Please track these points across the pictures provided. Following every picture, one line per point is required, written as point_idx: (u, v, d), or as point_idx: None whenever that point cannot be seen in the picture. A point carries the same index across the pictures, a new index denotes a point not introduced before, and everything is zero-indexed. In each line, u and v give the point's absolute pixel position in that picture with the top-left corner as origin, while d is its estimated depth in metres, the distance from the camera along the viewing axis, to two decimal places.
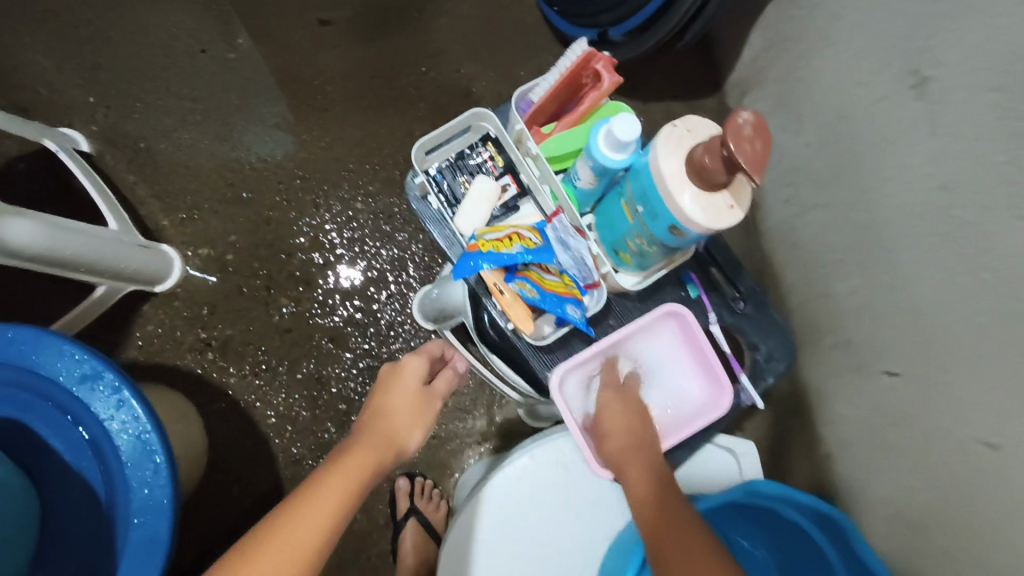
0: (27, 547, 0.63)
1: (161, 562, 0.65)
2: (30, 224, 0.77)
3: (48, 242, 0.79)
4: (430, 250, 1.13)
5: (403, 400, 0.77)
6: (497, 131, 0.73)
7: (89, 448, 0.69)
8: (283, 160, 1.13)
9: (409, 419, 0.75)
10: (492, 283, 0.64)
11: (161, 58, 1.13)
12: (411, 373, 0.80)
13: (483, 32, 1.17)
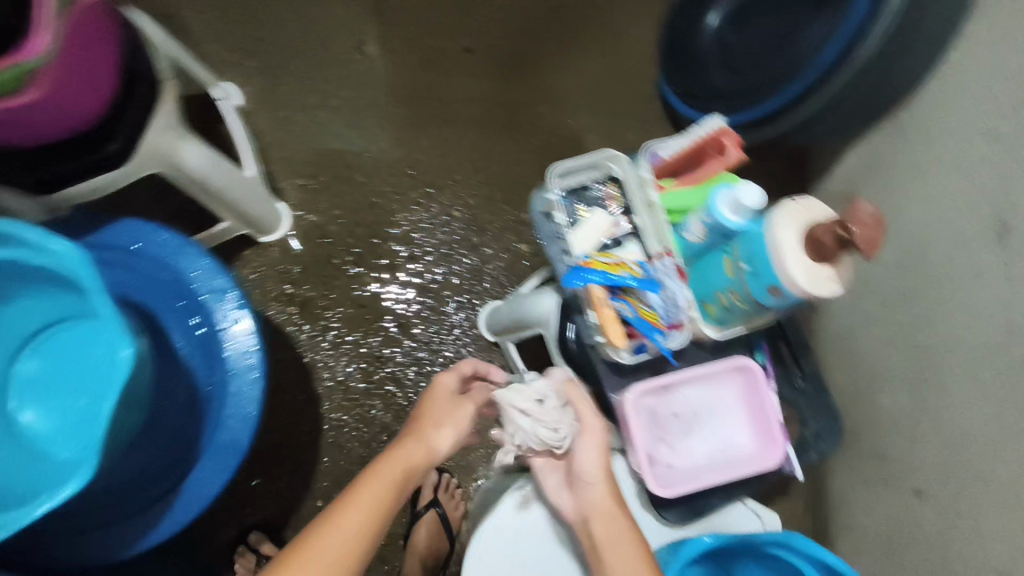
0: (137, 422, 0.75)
1: (237, 461, 0.76)
2: (194, 146, 0.85)
3: (202, 168, 0.86)
4: (508, 271, 1.22)
5: (444, 411, 0.77)
6: (624, 173, 0.77)
7: (200, 351, 0.80)
8: (400, 156, 1.24)
9: (440, 427, 0.75)
10: (597, 298, 0.71)
11: (321, 44, 1.26)
12: (438, 394, 0.78)
13: (604, 94, 1.30)
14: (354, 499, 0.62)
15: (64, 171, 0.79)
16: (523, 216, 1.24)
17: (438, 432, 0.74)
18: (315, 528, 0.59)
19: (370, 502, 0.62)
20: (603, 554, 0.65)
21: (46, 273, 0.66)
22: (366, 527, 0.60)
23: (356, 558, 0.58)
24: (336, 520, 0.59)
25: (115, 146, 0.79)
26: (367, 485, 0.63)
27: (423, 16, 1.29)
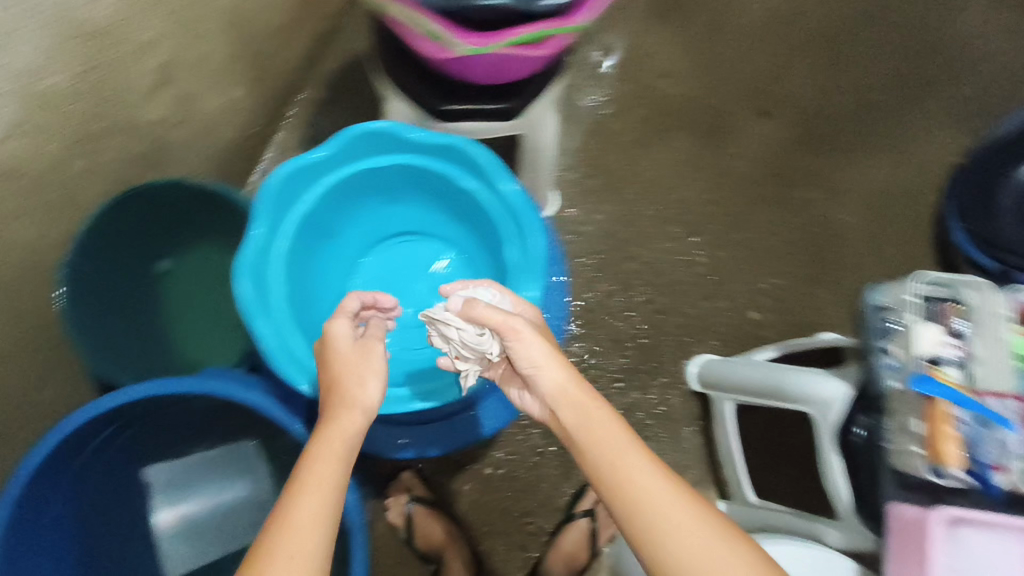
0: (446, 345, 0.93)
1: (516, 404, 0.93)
2: (542, 107, 0.88)
3: (533, 125, 0.91)
4: (730, 332, 1.24)
5: (347, 369, 0.69)
6: (981, 306, 0.77)
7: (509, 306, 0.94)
8: (669, 190, 1.27)
9: (342, 360, 0.69)
10: (937, 410, 0.70)
11: (639, 59, 1.29)
12: (339, 345, 0.70)
13: (880, 203, 1.28)
14: (301, 498, 0.57)
15: (467, 107, 0.83)
16: (762, 289, 1.25)
17: (369, 400, 0.67)
18: (273, 529, 0.55)
19: (316, 495, 0.57)
20: (641, 508, 0.56)
21: (462, 204, 0.88)
22: (321, 517, 0.56)
23: (325, 542, 0.55)
24: (294, 516, 0.55)
25: (515, 105, 0.83)
26: (307, 490, 0.58)
27: (739, 67, 1.30)
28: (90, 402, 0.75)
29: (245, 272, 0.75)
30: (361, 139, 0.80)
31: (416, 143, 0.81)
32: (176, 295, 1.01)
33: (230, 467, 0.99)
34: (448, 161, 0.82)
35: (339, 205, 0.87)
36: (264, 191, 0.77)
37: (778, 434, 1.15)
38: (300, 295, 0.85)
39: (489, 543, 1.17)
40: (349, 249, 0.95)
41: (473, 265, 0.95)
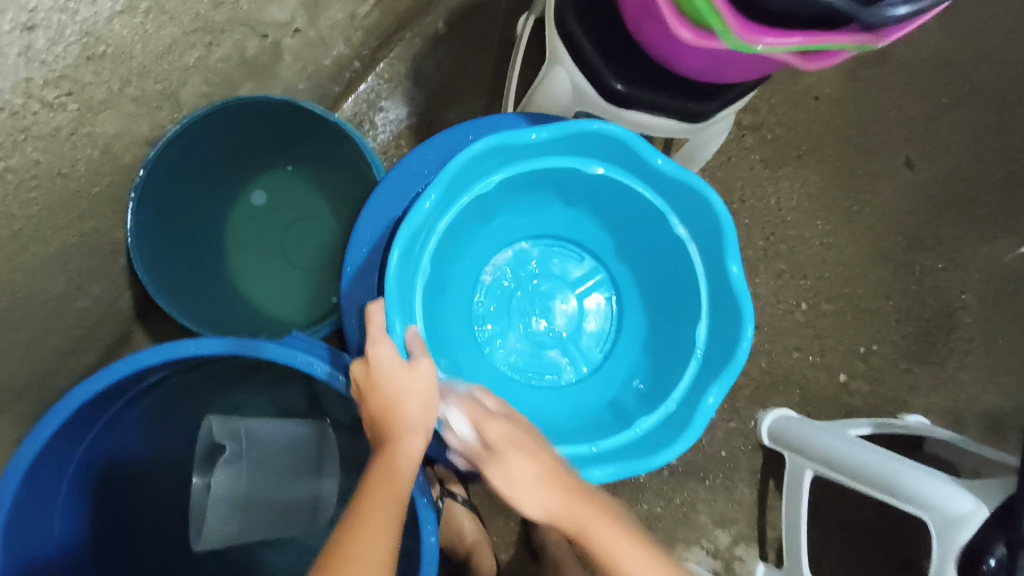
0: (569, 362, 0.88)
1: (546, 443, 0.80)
2: (724, 115, 0.77)
3: (702, 132, 0.80)
4: (812, 391, 1.13)
5: (402, 391, 0.60)
6: None
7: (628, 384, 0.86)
8: (787, 223, 1.15)
9: (399, 381, 0.60)
10: None
11: (791, 71, 1.15)
12: (386, 367, 0.61)
13: (1006, 289, 1.16)
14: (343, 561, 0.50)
15: (648, 96, 0.72)
16: (858, 353, 1.15)
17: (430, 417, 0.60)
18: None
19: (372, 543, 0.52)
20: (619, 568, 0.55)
21: (655, 246, 0.82)
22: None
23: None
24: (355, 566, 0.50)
25: (703, 107, 0.72)
26: (359, 537, 0.52)
27: (892, 108, 1.17)
28: (128, 355, 0.63)
29: (407, 238, 0.68)
30: (588, 140, 0.72)
31: (644, 167, 0.74)
32: (252, 226, 0.93)
33: (301, 449, 0.81)
34: (668, 200, 0.76)
35: (519, 188, 0.81)
36: (457, 160, 0.68)
37: (836, 507, 1.09)
38: (434, 278, 0.79)
39: (513, 555, 1.06)
40: (503, 238, 0.89)
41: (632, 314, 0.89)
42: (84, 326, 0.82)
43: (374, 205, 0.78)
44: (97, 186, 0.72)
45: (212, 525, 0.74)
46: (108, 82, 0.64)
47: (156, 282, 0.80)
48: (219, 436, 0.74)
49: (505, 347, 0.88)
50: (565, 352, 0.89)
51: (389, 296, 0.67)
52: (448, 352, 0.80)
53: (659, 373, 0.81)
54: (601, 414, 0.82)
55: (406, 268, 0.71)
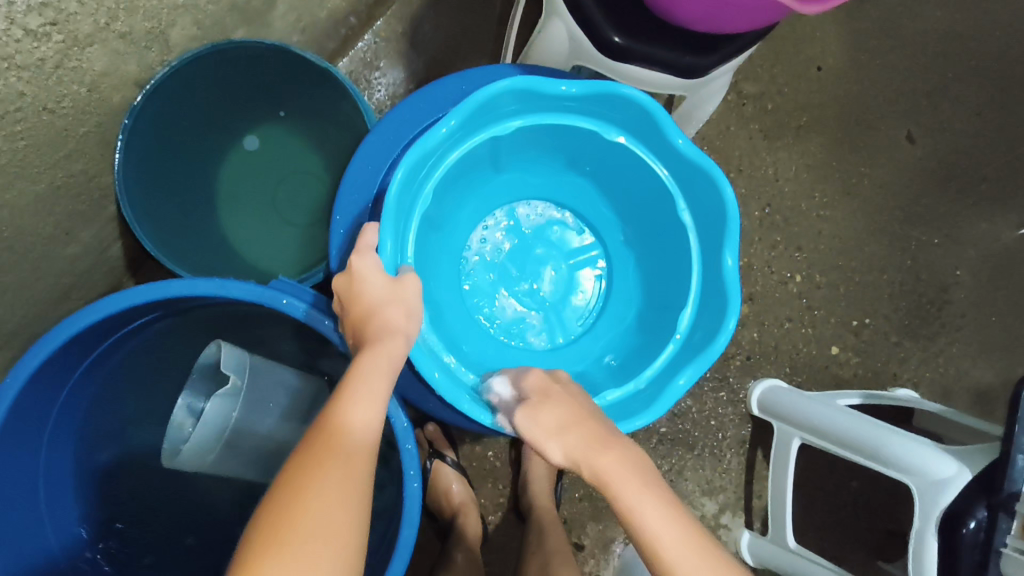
0: (542, 318, 0.89)
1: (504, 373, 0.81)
2: (723, 72, 0.76)
3: (702, 89, 0.79)
4: (804, 363, 1.13)
5: (385, 304, 0.61)
6: None
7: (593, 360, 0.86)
8: (784, 194, 1.14)
9: (383, 296, 0.62)
10: None
11: (794, 40, 1.13)
12: (370, 281, 0.62)
13: (1002, 266, 1.16)
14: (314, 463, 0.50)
15: (646, 48, 0.71)
16: (850, 326, 1.15)
17: (410, 328, 0.61)
18: (293, 483, 0.49)
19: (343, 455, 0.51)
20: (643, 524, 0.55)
21: (657, 226, 0.82)
22: (346, 494, 0.50)
23: (342, 514, 0.49)
24: (339, 450, 0.51)
25: (702, 61, 0.71)
26: (330, 447, 0.51)
27: (894, 80, 1.16)
28: (112, 294, 0.63)
29: (418, 156, 0.68)
30: (611, 103, 0.72)
31: (663, 143, 0.73)
32: (242, 178, 0.92)
33: (300, 408, 0.81)
34: (679, 180, 0.76)
35: (533, 141, 0.80)
36: (480, 93, 0.68)
37: (822, 477, 1.10)
38: (434, 215, 0.79)
39: (500, 517, 1.07)
40: (509, 191, 0.88)
41: (621, 294, 0.88)
42: (74, 274, 0.82)
43: (378, 136, 0.79)
44: (84, 126, 0.72)
45: (189, 452, 0.71)
46: (94, 14, 0.63)
47: (145, 224, 0.80)
48: (227, 367, 0.72)
49: (493, 300, 0.88)
50: (548, 319, 0.89)
51: (384, 214, 0.67)
52: (432, 292, 0.80)
53: (634, 356, 0.82)
54: None
55: (407, 191, 0.71)
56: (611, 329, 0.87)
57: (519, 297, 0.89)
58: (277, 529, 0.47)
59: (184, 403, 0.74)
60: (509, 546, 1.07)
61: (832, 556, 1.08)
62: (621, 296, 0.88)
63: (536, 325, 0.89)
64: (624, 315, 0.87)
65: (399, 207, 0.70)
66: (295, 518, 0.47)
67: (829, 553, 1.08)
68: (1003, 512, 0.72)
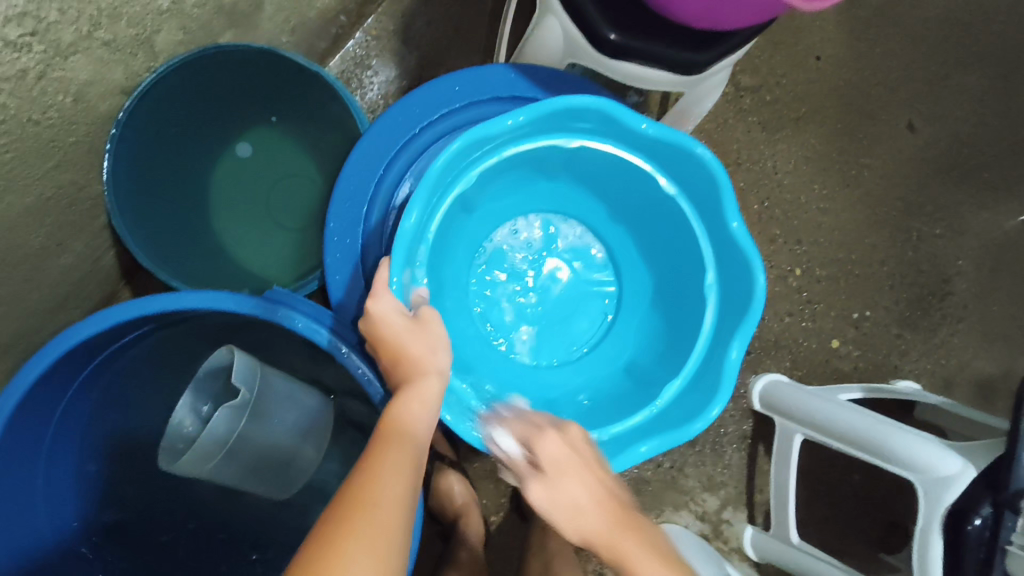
0: (530, 326, 0.88)
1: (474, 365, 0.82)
2: (722, 67, 0.75)
3: (700, 85, 0.77)
4: (805, 356, 1.13)
5: (411, 344, 0.64)
6: None
7: (564, 391, 0.84)
8: (783, 186, 1.13)
9: (409, 337, 0.64)
10: None
11: (792, 31, 1.12)
12: (392, 323, 0.64)
13: (1003, 256, 1.15)
14: (382, 459, 0.53)
15: (643, 45, 0.70)
16: (851, 319, 1.14)
17: (442, 366, 0.64)
18: (349, 503, 0.49)
19: (403, 451, 0.55)
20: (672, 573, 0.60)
21: (679, 291, 0.81)
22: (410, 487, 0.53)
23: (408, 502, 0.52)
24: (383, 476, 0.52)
25: (700, 57, 0.70)
26: (393, 445, 0.55)
27: (894, 70, 1.14)
28: (107, 308, 0.62)
29: (472, 140, 0.69)
30: (676, 151, 0.73)
31: (718, 220, 0.74)
32: (236, 183, 0.91)
33: (303, 420, 0.81)
34: (716, 255, 0.76)
35: (585, 163, 0.80)
36: (560, 99, 0.69)
37: (823, 471, 1.09)
38: (472, 197, 0.79)
39: (502, 517, 1.07)
40: (553, 201, 0.87)
41: (618, 341, 0.87)
42: (67, 285, 0.81)
43: (402, 108, 0.78)
44: (71, 136, 0.70)
45: (193, 456, 0.71)
46: (76, 22, 0.61)
47: (136, 233, 0.79)
48: (238, 382, 0.71)
49: (496, 297, 0.88)
50: (539, 336, 0.88)
51: (422, 186, 0.68)
52: (438, 273, 0.80)
53: (609, 405, 0.81)
54: (539, 406, 0.81)
55: (448, 169, 0.71)
56: (593, 364, 0.87)
57: (519, 302, 0.88)
58: (356, 514, 0.49)
59: (186, 403, 0.72)
60: (511, 546, 1.06)
61: (834, 549, 1.08)
62: (618, 338, 0.87)
63: (527, 327, 0.88)
64: (614, 356, 0.86)
65: (436, 181, 0.70)
66: (376, 501, 0.50)
67: (831, 547, 1.08)
68: (1008, 510, 0.71)
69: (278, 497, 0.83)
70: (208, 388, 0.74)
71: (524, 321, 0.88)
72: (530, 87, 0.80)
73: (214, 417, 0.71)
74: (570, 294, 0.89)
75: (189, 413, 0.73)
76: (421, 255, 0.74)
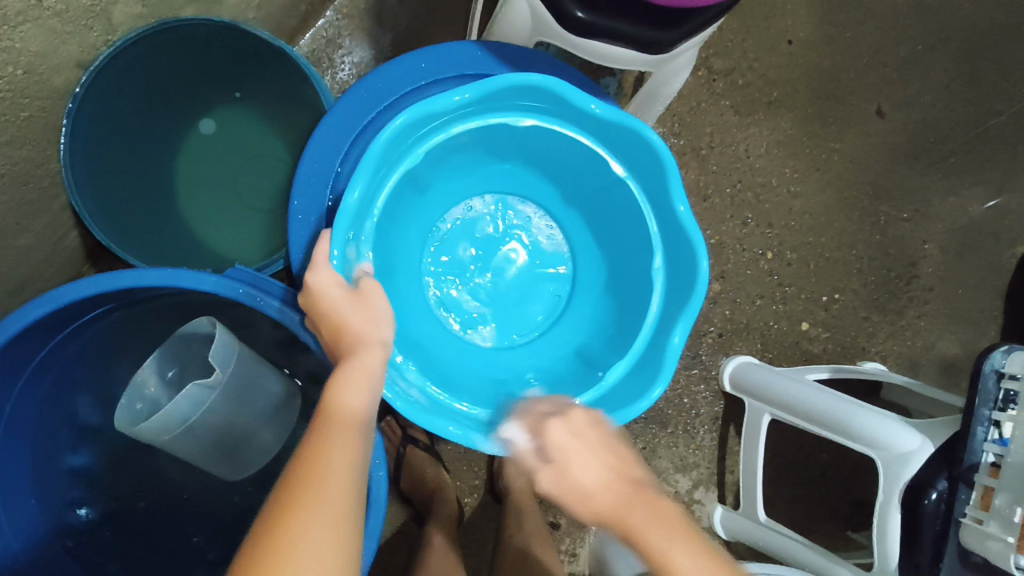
0: (482, 307, 0.88)
1: (418, 341, 0.82)
2: (689, 47, 0.75)
3: (668, 64, 0.78)
4: (776, 338, 1.14)
5: (351, 316, 0.63)
6: None
7: (513, 373, 0.84)
8: (755, 170, 1.13)
9: (352, 311, 0.63)
10: None
11: (764, 14, 1.12)
12: (329, 293, 0.63)
13: (968, 241, 1.17)
14: (327, 434, 0.53)
15: (609, 24, 0.69)
16: (821, 302, 1.15)
17: (386, 337, 0.63)
18: (295, 482, 0.49)
19: (352, 427, 0.55)
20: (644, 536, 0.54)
21: (630, 275, 0.81)
22: (358, 459, 0.53)
23: (357, 472, 0.52)
24: (326, 458, 0.51)
25: (666, 36, 0.70)
26: (338, 420, 0.55)
27: (864, 54, 1.15)
28: (60, 287, 0.61)
29: (417, 114, 0.69)
30: (624, 134, 0.72)
31: (665, 203, 0.73)
32: (200, 163, 0.89)
33: (270, 405, 0.81)
34: (663, 238, 0.75)
35: (536, 144, 0.80)
36: (505, 78, 0.68)
37: (792, 451, 1.11)
38: (423, 174, 0.79)
39: (476, 499, 1.07)
40: (508, 181, 0.87)
41: (570, 325, 0.87)
42: (27, 266, 0.80)
43: (362, 87, 0.77)
44: (24, 110, 0.70)
45: (152, 427, 0.71)
46: None
47: (94, 212, 0.77)
48: (214, 362, 0.72)
49: (451, 276, 0.88)
50: (492, 317, 0.88)
51: (366, 160, 0.68)
52: (387, 249, 0.81)
53: (558, 386, 0.81)
54: (485, 387, 0.81)
55: (395, 144, 0.71)
56: (544, 347, 0.86)
57: (471, 280, 0.88)
58: (301, 494, 0.48)
59: (153, 365, 0.76)
60: (485, 528, 1.07)
61: (802, 527, 1.10)
62: (571, 321, 0.87)
63: (479, 307, 0.88)
64: (565, 339, 0.86)
65: (382, 154, 0.70)
66: (321, 479, 0.50)
67: (800, 525, 1.10)
68: (962, 483, 0.74)
69: (237, 474, 0.84)
70: (178, 355, 0.77)
71: (476, 301, 0.88)
72: (498, 68, 0.79)
73: (184, 392, 0.72)
74: (524, 277, 0.89)
75: (153, 374, 0.76)
76: (368, 228, 0.74)
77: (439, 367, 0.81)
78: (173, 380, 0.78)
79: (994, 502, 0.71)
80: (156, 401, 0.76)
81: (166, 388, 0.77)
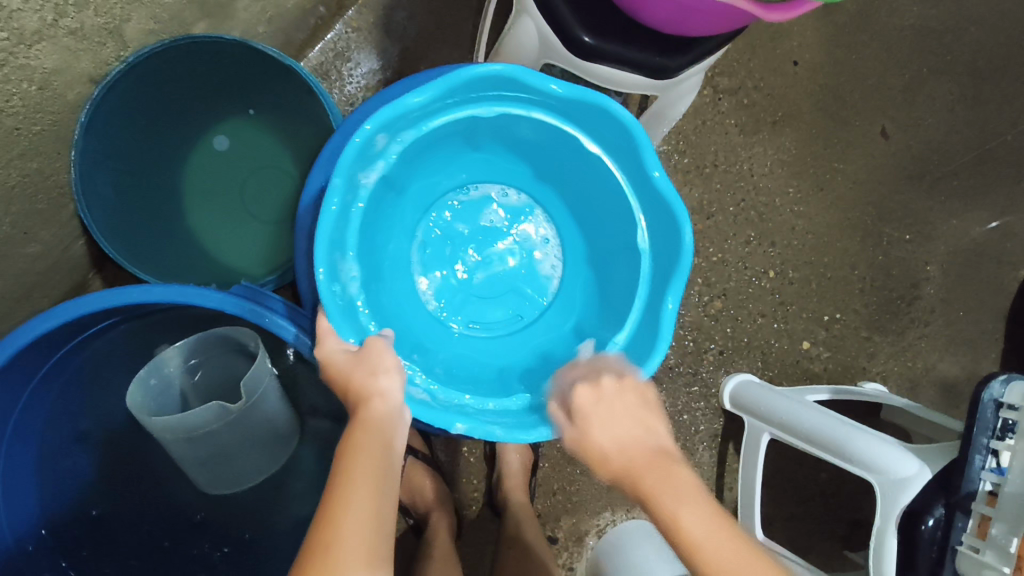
0: (452, 264, 0.89)
1: (378, 259, 0.82)
2: (695, 73, 0.76)
3: (674, 89, 0.79)
4: (777, 356, 1.14)
5: (355, 371, 0.62)
6: None
7: (432, 342, 0.84)
8: (759, 189, 1.14)
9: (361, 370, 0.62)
10: None
11: (771, 35, 1.13)
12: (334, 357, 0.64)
13: (971, 262, 1.17)
14: (340, 497, 0.51)
15: (615, 49, 0.70)
16: (822, 321, 1.15)
17: (388, 387, 0.60)
18: (315, 542, 0.48)
19: (365, 481, 0.52)
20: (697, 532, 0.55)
21: (590, 339, 0.82)
22: (377, 524, 0.50)
23: (376, 536, 0.49)
24: (336, 531, 0.48)
25: (673, 63, 0.71)
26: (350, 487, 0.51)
27: (870, 76, 1.16)
28: (69, 300, 0.62)
29: (509, 77, 0.69)
30: (667, 214, 0.72)
31: (659, 299, 0.74)
32: (208, 174, 0.90)
33: (272, 424, 0.82)
34: (641, 324, 0.76)
35: (581, 169, 0.81)
36: (602, 98, 0.69)
37: (790, 469, 1.11)
38: (477, 132, 0.80)
39: (474, 511, 1.07)
40: (542, 191, 0.88)
41: (515, 344, 0.87)
42: (35, 275, 0.80)
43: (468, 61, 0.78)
44: (38, 125, 0.71)
45: (169, 423, 0.73)
46: (40, 10, 0.63)
47: (102, 226, 0.78)
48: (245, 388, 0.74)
49: (450, 230, 0.89)
50: (454, 296, 0.88)
51: (443, 79, 0.67)
52: (404, 180, 0.81)
53: (464, 380, 0.81)
54: (407, 339, 0.81)
55: (472, 87, 0.71)
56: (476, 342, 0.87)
57: (456, 243, 0.89)
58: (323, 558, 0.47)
59: (184, 351, 0.76)
60: (482, 540, 1.07)
61: (799, 545, 1.10)
62: (515, 341, 0.87)
63: (451, 258, 0.89)
64: (494, 348, 0.86)
65: (456, 86, 0.70)
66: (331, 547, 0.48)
67: (797, 543, 1.10)
68: (960, 511, 0.74)
69: (233, 483, 0.85)
70: (203, 347, 0.78)
71: (450, 249, 0.89)
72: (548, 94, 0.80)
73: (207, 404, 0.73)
74: (504, 282, 0.89)
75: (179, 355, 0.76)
76: (408, 135, 0.74)
77: (380, 297, 0.81)
78: (193, 366, 0.79)
79: (989, 532, 0.72)
80: (169, 381, 0.77)
81: (182, 372, 0.78)
